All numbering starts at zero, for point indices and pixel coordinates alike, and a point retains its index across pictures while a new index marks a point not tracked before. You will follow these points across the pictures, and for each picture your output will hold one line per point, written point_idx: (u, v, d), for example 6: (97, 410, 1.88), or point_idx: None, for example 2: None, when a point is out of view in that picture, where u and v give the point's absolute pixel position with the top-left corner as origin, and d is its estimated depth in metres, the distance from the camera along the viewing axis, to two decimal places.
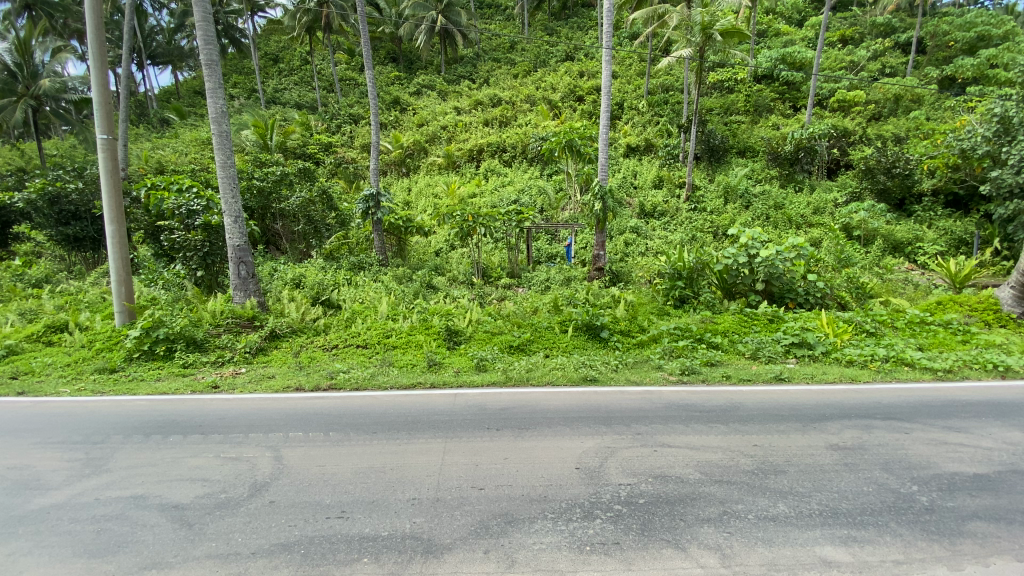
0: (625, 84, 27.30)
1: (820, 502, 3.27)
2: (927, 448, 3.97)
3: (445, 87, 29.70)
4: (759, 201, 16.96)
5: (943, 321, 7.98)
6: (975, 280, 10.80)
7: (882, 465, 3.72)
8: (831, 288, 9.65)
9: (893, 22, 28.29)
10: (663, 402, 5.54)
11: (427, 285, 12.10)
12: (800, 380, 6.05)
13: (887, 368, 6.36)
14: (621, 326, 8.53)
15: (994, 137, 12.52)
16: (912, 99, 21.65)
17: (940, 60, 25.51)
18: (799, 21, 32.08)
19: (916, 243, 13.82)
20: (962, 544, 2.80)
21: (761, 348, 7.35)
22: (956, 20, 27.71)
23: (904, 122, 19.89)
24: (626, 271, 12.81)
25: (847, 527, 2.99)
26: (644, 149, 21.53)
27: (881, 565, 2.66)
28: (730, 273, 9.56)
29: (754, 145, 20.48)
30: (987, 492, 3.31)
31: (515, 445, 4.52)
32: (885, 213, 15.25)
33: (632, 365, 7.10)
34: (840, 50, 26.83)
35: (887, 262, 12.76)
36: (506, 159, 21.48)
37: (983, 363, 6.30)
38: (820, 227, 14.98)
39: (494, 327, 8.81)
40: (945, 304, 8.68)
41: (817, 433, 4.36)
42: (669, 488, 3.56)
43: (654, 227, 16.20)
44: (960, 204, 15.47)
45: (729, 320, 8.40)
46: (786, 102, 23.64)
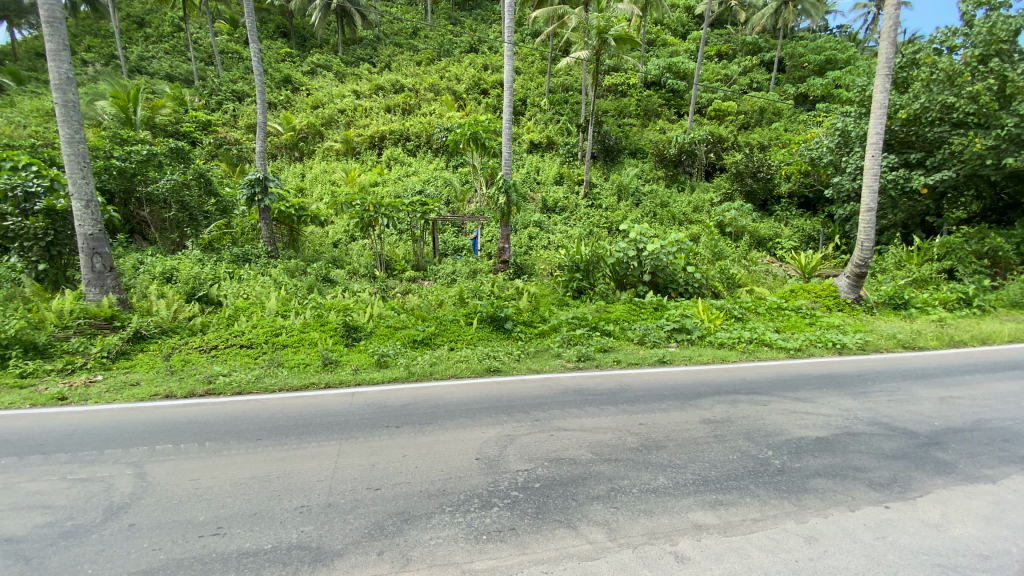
0: (528, 81, 27.88)
1: (694, 472, 3.59)
2: (781, 417, 4.54)
3: (343, 69, 28.13)
4: (648, 199, 18.27)
5: (795, 307, 9.22)
6: (820, 271, 12.62)
7: (746, 435, 4.17)
8: (707, 278, 10.65)
9: (759, 42, 31.93)
10: (561, 388, 5.76)
11: (323, 278, 11.42)
12: (680, 362, 6.64)
13: (751, 349, 7.20)
14: (524, 317, 8.72)
15: (837, 148, 14.63)
16: (774, 112, 24.58)
17: (796, 78, 29.24)
18: (683, 34, 34.97)
19: (775, 239, 15.79)
20: (806, 499, 3.22)
21: (648, 334, 7.93)
22: (809, 44, 31.86)
23: (767, 132, 22.57)
24: (530, 263, 13.09)
25: (716, 492, 3.32)
26: (546, 146, 22.20)
27: (743, 524, 2.97)
28: (621, 265, 10.24)
29: (645, 147, 22.06)
30: (826, 453, 3.84)
31: (414, 440, 4.42)
32: (752, 212, 17.21)
33: (533, 354, 7.29)
34: (717, 64, 29.72)
35: (753, 255, 14.44)
36: (409, 147, 20.91)
37: (825, 342, 7.37)
38: (699, 224, 16.48)
39: (397, 321, 8.56)
40: (797, 292, 10.05)
41: (693, 409, 4.81)
42: (563, 470, 3.70)
43: (555, 222, 16.78)
44: (810, 206, 17.97)
45: (620, 309, 8.96)
46: (672, 109, 25.70)
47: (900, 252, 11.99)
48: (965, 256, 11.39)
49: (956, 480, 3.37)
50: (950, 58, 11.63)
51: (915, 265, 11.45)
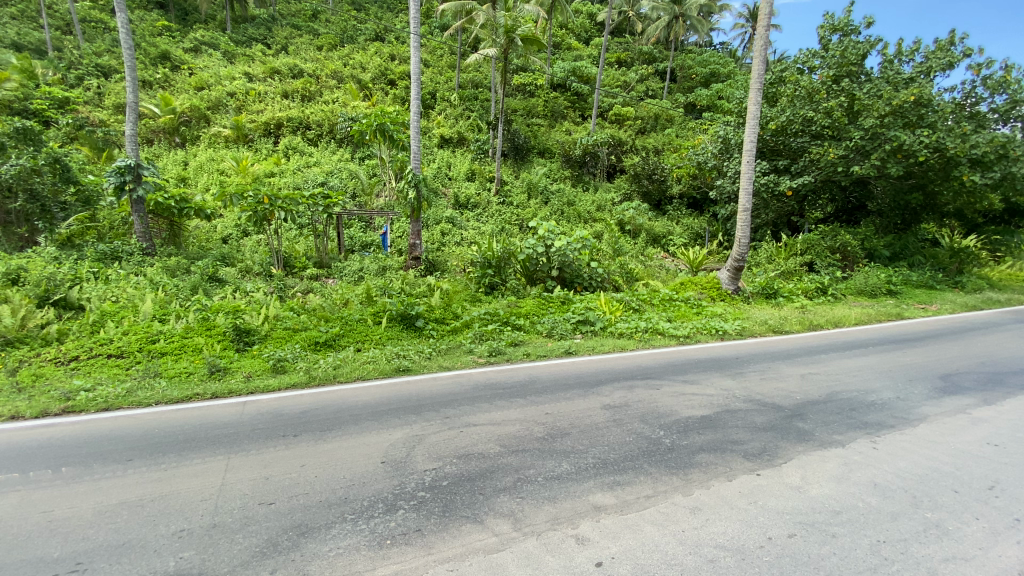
0: (437, 74, 27.49)
1: (595, 456, 3.78)
2: (671, 399, 4.94)
3: (232, 48, 25.74)
4: (556, 198, 18.86)
5: (684, 298, 10.06)
6: (706, 266, 13.90)
7: (641, 418, 4.47)
8: (608, 273, 11.23)
9: (654, 53, 34.28)
10: (471, 383, 5.78)
11: (211, 277, 10.40)
12: (584, 352, 6.95)
13: (646, 337, 7.73)
14: (435, 314, 8.60)
15: (720, 154, 16.14)
16: (667, 118, 26.51)
17: (686, 88, 31.81)
18: (586, 39, 36.52)
19: (669, 236, 17.08)
20: (692, 473, 3.51)
21: (555, 327, 8.19)
22: (696, 57, 34.78)
23: (661, 137, 24.33)
24: (442, 259, 12.92)
25: (614, 474, 3.51)
26: (456, 141, 22.09)
27: (637, 502, 3.17)
28: (531, 261, 10.48)
29: (552, 146, 22.78)
30: (709, 429, 4.22)
31: (314, 449, 4.17)
32: (648, 211, 18.46)
33: (444, 352, 7.21)
34: (617, 71, 31.42)
35: (650, 251, 15.52)
36: (310, 137, 19.65)
37: (709, 329, 8.12)
38: (602, 222, 17.34)
39: (296, 323, 8.04)
40: (686, 284, 10.98)
41: (595, 396, 5.06)
42: (471, 465, 3.71)
43: (467, 218, 16.74)
44: (698, 206, 19.62)
45: (530, 303, 9.19)
46: (577, 111, 26.77)
47: (770, 247, 13.54)
48: (823, 250, 13.07)
49: (812, 445, 3.84)
50: (809, 77, 13.26)
51: (782, 259, 12.98)
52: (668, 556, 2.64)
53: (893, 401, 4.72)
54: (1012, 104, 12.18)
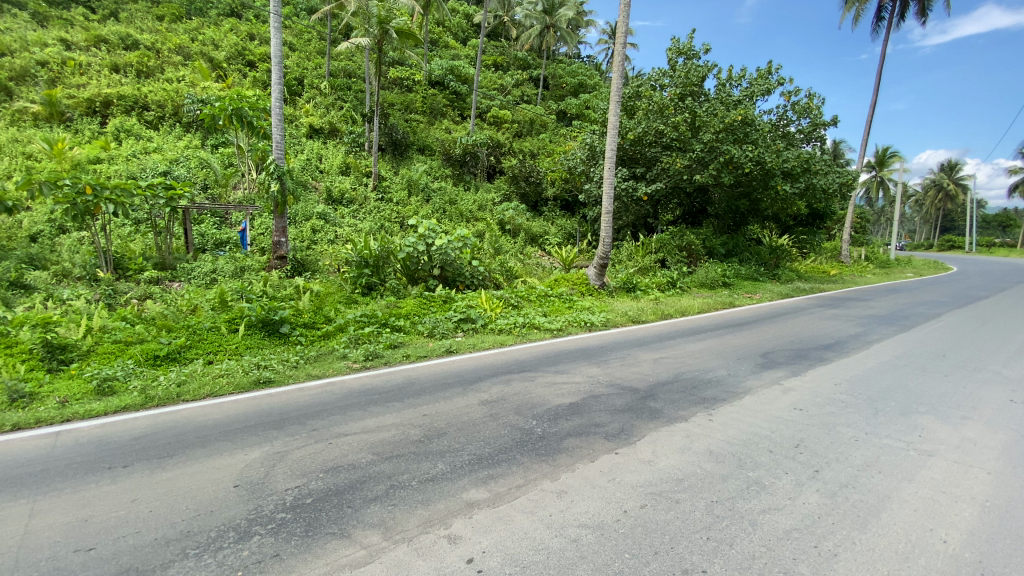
0: (304, 60, 25.62)
1: (470, 453, 3.79)
2: (544, 389, 5.17)
3: (41, 8, 21.42)
4: (437, 196, 18.61)
5: (558, 293, 10.63)
6: (577, 263, 14.84)
7: (515, 410, 4.60)
8: (489, 271, 11.38)
9: (528, 59, 35.63)
10: (343, 390, 5.46)
11: (11, 284, 8.49)
12: (464, 350, 6.97)
13: (524, 332, 7.99)
14: (304, 318, 7.97)
15: (587, 160, 17.11)
16: (542, 123, 27.70)
17: (559, 96, 33.61)
18: (463, 38, 36.76)
19: (545, 235, 17.85)
20: (560, 460, 3.66)
21: (436, 326, 8.07)
22: (567, 66, 36.90)
23: (537, 141, 25.34)
24: (313, 258, 12.02)
25: (488, 469, 3.53)
26: (328, 133, 20.89)
27: (510, 493, 3.23)
28: (411, 260, 10.24)
29: (431, 144, 22.56)
30: (576, 416, 4.49)
31: (151, 480, 3.61)
32: (526, 212, 19.14)
33: (314, 359, 6.69)
34: (494, 73, 32.08)
35: (528, 250, 16.10)
36: (149, 119, 17.02)
37: (580, 321, 8.67)
38: (483, 221, 17.54)
39: (129, 335, 6.91)
40: (560, 280, 11.62)
41: (473, 393, 5.11)
42: (340, 478, 3.50)
43: (342, 214, 15.82)
44: (570, 208, 20.80)
45: (410, 303, 8.98)
46: (455, 109, 26.81)
47: (630, 246, 14.89)
48: (672, 248, 14.77)
49: (663, 423, 4.25)
50: (660, 94, 14.75)
51: (641, 257, 14.35)
52: (536, 542, 2.69)
53: (726, 378, 5.45)
54: (812, 127, 14.84)
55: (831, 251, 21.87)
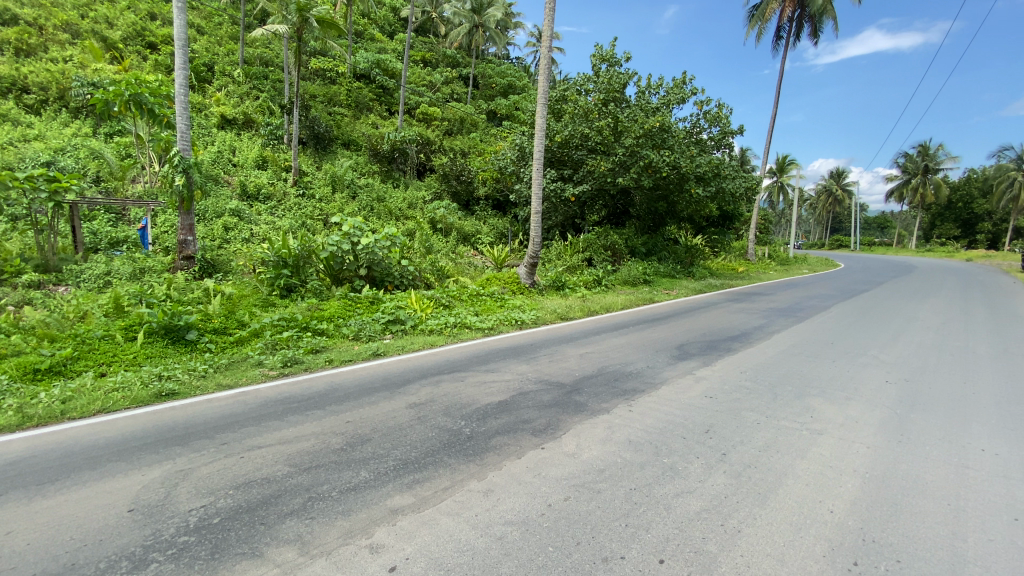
0: (214, 44, 23.86)
1: (395, 458, 3.62)
2: (474, 389, 5.11)
3: None
4: (363, 192, 17.97)
5: (490, 292, 10.63)
6: (508, 262, 14.94)
7: (443, 412, 4.48)
8: (419, 271, 11.13)
9: (457, 57, 35.40)
10: (260, 400, 5.12)
11: None
12: (392, 352, 6.77)
13: (455, 332, 7.90)
14: (214, 324, 7.38)
15: (517, 160, 17.13)
16: (472, 122, 27.59)
17: (489, 95, 33.64)
18: (391, 32, 35.87)
19: (477, 235, 17.79)
20: (487, 458, 3.54)
21: (362, 328, 7.77)
22: (496, 67, 37.04)
23: (467, 139, 25.15)
24: (226, 259, 11.17)
25: (413, 472, 3.38)
26: (242, 124, 19.60)
27: (434, 496, 3.09)
28: (335, 260, 9.81)
29: (357, 139, 21.83)
30: (504, 413, 4.42)
31: (27, 510, 3.17)
32: (457, 211, 18.99)
33: (225, 368, 6.20)
34: (421, 70, 31.52)
35: (460, 249, 15.96)
36: (28, 102, 15.11)
37: (511, 320, 8.72)
38: (413, 219, 17.16)
39: (2, 347, 6.06)
40: (491, 280, 11.64)
41: (400, 396, 4.96)
42: (253, 494, 3.27)
43: (258, 211, 14.85)
44: (501, 207, 20.89)
45: (334, 305, 8.61)
46: (383, 105, 26.07)
47: (560, 245, 15.24)
48: (598, 248, 15.30)
49: (589, 416, 4.33)
50: (586, 98, 15.21)
51: (569, 256, 14.73)
52: (460, 544, 2.60)
53: (647, 370, 5.68)
54: (722, 134, 15.97)
55: (740, 250, 23.71)
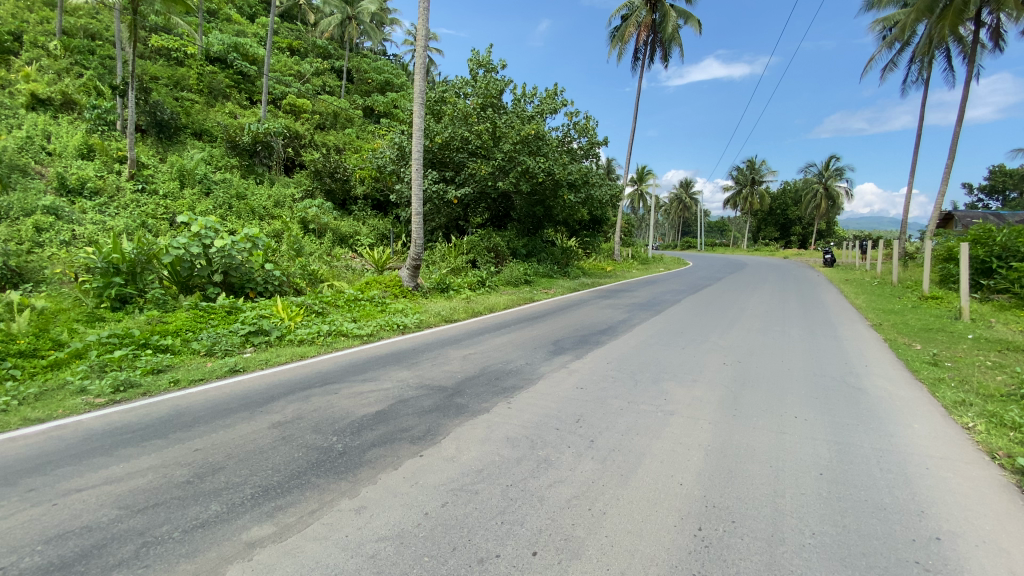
0: (23, 11, 20.24)
1: (254, 486, 3.25)
2: (347, 400, 4.81)
3: None
4: (220, 188, 16.09)
5: (368, 297, 10.15)
6: (389, 264, 14.42)
7: (313, 428, 4.14)
8: (287, 275, 10.21)
9: (329, 49, 33.41)
10: (81, 433, 4.29)
11: None
12: (254, 367, 6.12)
13: (329, 341, 7.40)
14: (17, 346, 6.05)
15: (396, 160, 16.35)
16: (347, 117, 26.14)
17: (364, 91, 32.21)
18: (251, 15, 32.78)
19: (355, 236, 16.87)
20: (360, 473, 3.33)
21: (218, 342, 6.92)
22: (373, 62, 35.61)
23: (341, 135, 23.63)
24: (37, 266, 9.21)
25: (275, 499, 3.07)
26: (61, 105, 16.54)
27: (299, 522, 2.81)
28: (183, 265, 8.61)
29: (211, 129, 19.57)
30: (381, 423, 4.20)
31: None
32: (332, 210, 17.87)
33: (33, 398, 5.09)
34: (288, 58, 29.14)
35: (337, 251, 14.98)
36: None
37: (391, 325, 8.40)
38: (281, 219, 15.74)
39: None
40: (371, 283, 11.13)
41: (262, 416, 4.51)
42: (68, 547, 2.71)
43: (82, 209, 12.53)
44: (382, 208, 20.11)
45: (181, 317, 7.56)
46: (242, 93, 23.68)
47: (443, 248, 15.14)
48: (481, 249, 15.49)
49: (468, 417, 4.30)
50: (464, 102, 15.29)
51: (453, 258, 14.70)
52: (327, 569, 2.39)
53: (527, 368, 5.84)
54: (590, 144, 17.14)
55: (609, 251, 25.70)
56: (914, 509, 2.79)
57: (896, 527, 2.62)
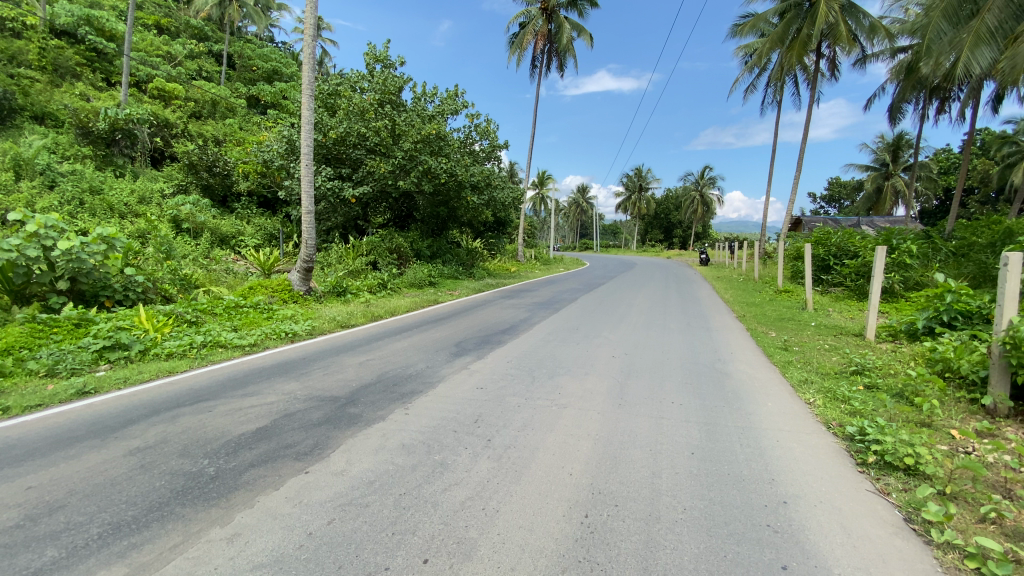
0: None
1: (102, 524, 2.80)
2: (223, 419, 4.36)
3: None
4: (68, 181, 13.87)
5: (253, 303, 9.33)
6: (278, 268, 13.36)
7: (179, 452, 3.68)
8: (152, 281, 9.04)
9: (206, 30, 30.32)
10: None
11: None
12: (109, 387, 5.31)
13: (203, 353, 6.66)
14: None
15: (285, 154, 15.16)
16: (227, 106, 23.99)
17: (247, 80, 29.70)
18: None
19: (238, 237, 15.42)
20: (235, 498, 3.02)
21: (61, 361, 5.91)
22: (259, 47, 32.89)
23: (221, 126, 21.50)
24: None
25: (129, 536, 2.67)
26: None
27: (157, 559, 2.47)
28: (15, 271, 7.25)
29: (56, 112, 16.88)
30: (262, 441, 3.86)
31: None
32: (210, 208, 16.17)
33: None
34: (155, 36, 25.88)
35: (216, 254, 13.58)
36: None
37: (278, 333, 7.78)
38: (147, 217, 13.93)
39: None
40: (255, 288, 10.23)
41: (117, 443, 3.92)
42: None
43: None
44: (270, 206, 18.67)
45: (12, 332, 6.35)
46: (97, 73, 20.72)
47: (340, 249, 14.43)
48: (382, 250, 14.95)
49: (360, 427, 4.10)
50: (360, 96, 14.67)
51: (351, 259, 14.03)
52: None
53: (427, 371, 5.72)
54: (491, 147, 17.33)
55: (511, 253, 26.16)
56: (768, 478, 3.15)
57: (752, 495, 2.94)
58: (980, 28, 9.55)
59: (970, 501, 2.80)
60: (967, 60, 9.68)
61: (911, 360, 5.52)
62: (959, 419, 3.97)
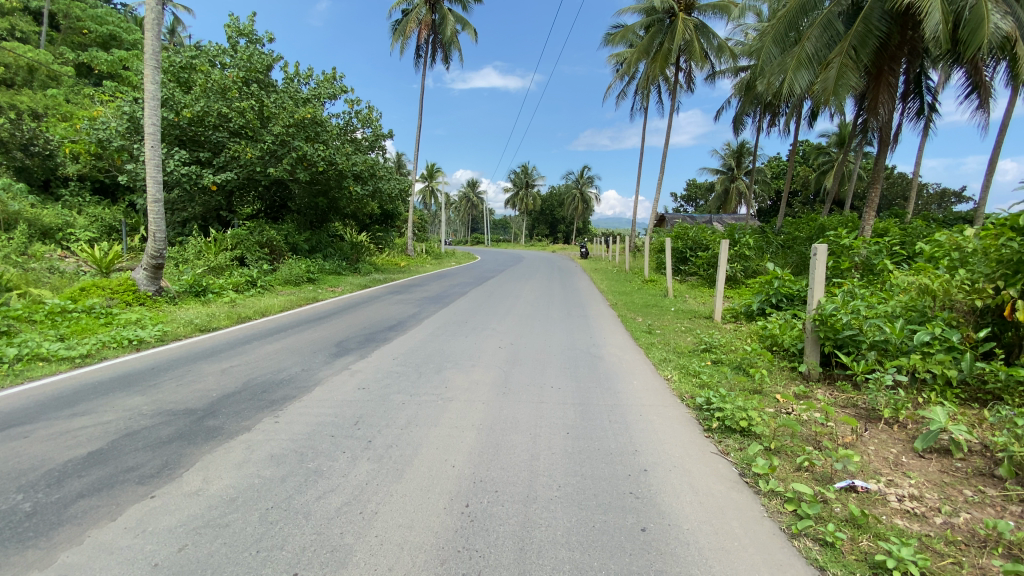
0: None
1: None
2: (45, 444, 3.68)
3: None
4: None
5: (85, 307, 7.97)
6: (119, 265, 11.55)
7: None
8: None
9: None
10: None
11: None
12: None
13: (18, 369, 5.53)
14: None
15: (126, 133, 13.08)
16: (48, 74, 19.97)
17: (75, 45, 25.10)
18: None
19: (66, 229, 13.08)
20: (59, 535, 2.58)
21: None
22: (93, 6, 27.90)
23: (40, 96, 17.93)
24: None
25: None
26: None
27: None
28: None
29: None
30: (96, 466, 3.34)
31: None
32: (25, 194, 13.44)
33: None
34: None
35: (36, 249, 11.41)
36: None
37: (119, 342, 6.74)
38: None
39: None
40: (88, 290, 8.70)
41: None
42: None
43: None
44: (107, 193, 16.09)
45: None
46: None
47: (199, 243, 12.94)
48: (251, 245, 13.62)
49: (219, 441, 3.71)
50: (220, 72, 13.14)
51: (212, 255, 12.62)
52: None
53: (301, 375, 5.36)
54: (374, 136, 16.66)
55: (399, 247, 25.45)
56: (631, 450, 3.47)
57: (618, 466, 3.22)
58: (801, 54, 11.26)
59: (789, 453, 3.34)
60: (792, 80, 11.42)
61: (748, 338, 6.42)
62: (782, 384, 4.71)
